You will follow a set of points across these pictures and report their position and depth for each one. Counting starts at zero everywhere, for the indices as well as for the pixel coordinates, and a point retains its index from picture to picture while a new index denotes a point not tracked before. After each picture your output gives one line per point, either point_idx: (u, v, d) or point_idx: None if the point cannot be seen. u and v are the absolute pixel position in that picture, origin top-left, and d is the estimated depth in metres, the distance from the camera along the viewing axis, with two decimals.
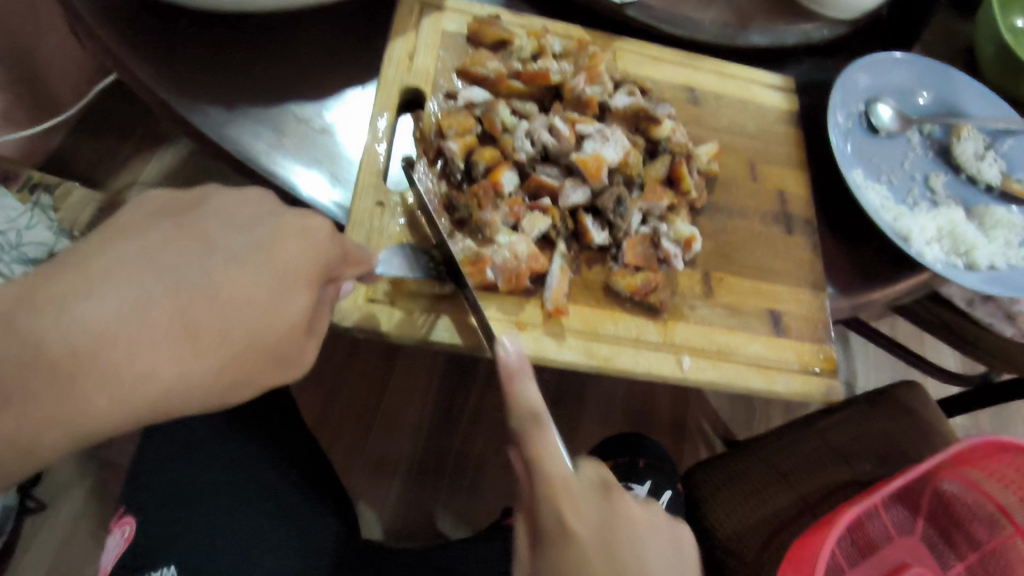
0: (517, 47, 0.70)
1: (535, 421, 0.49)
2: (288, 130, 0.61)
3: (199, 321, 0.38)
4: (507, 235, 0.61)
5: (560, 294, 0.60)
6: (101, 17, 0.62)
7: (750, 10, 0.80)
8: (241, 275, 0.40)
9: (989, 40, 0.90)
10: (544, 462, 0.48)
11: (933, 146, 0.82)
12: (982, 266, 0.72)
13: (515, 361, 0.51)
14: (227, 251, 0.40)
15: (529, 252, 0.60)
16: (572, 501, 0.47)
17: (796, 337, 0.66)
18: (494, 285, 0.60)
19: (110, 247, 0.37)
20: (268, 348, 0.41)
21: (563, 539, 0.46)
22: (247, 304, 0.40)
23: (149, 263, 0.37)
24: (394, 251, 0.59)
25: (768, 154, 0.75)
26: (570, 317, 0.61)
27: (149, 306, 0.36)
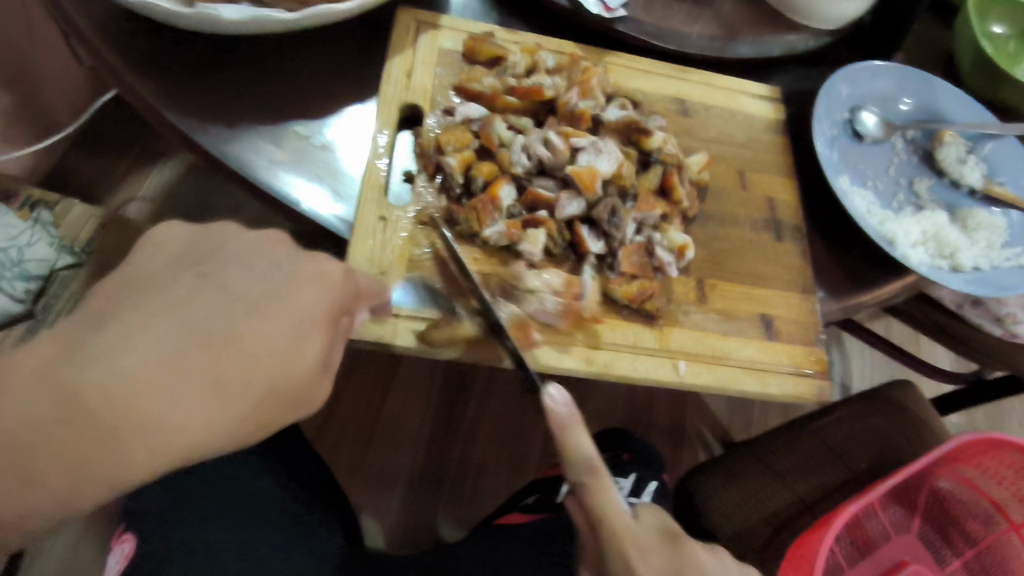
0: (511, 63, 0.72)
1: (593, 473, 0.51)
2: (291, 148, 0.63)
3: (225, 370, 0.41)
4: (537, 277, 0.63)
5: (595, 301, 0.64)
6: (108, 40, 0.64)
7: (735, 23, 0.83)
8: (265, 324, 0.43)
9: (968, 48, 0.93)
10: (604, 513, 0.51)
11: (917, 152, 0.85)
12: (967, 268, 0.75)
13: (566, 413, 0.51)
14: (249, 294, 0.44)
15: (563, 283, 0.64)
16: (637, 546, 0.51)
17: (787, 340, 0.68)
18: (541, 337, 0.63)
19: (145, 298, 0.40)
20: (286, 386, 0.44)
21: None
22: (271, 348, 0.43)
23: (177, 309, 0.40)
24: (410, 280, 0.62)
25: (757, 162, 0.77)
26: (605, 329, 0.63)
27: (184, 359, 0.39)
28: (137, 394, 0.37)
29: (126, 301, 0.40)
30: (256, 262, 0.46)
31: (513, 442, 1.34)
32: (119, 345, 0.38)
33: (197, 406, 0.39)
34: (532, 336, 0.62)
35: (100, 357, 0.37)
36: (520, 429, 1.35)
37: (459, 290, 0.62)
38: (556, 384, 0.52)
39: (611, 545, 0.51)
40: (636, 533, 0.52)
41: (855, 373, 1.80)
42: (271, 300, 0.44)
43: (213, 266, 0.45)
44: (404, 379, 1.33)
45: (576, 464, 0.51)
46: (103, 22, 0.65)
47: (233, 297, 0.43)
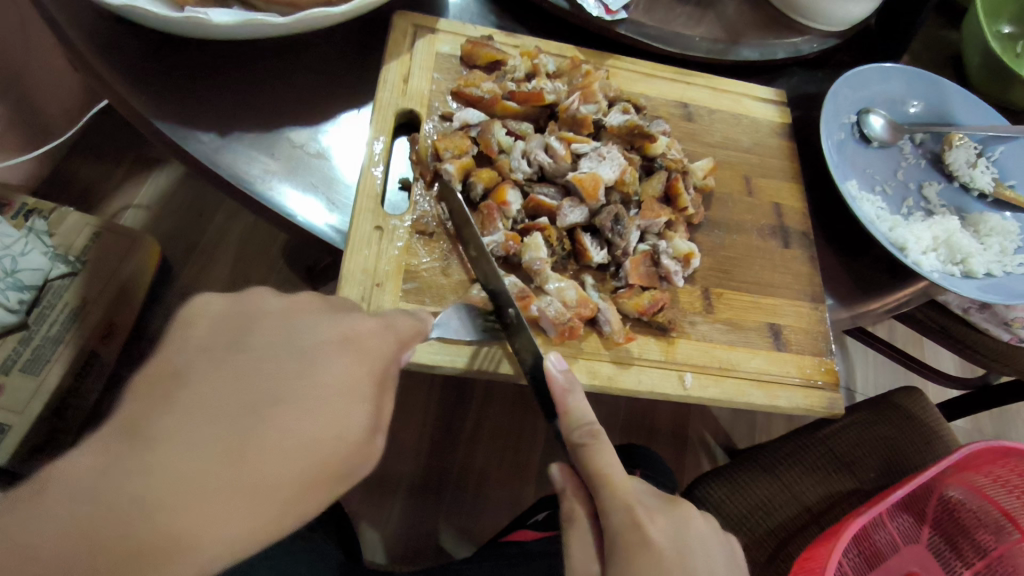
0: (510, 67, 0.70)
1: (595, 436, 0.48)
2: (284, 157, 0.61)
3: (264, 462, 0.33)
4: (556, 279, 0.60)
5: (618, 326, 0.59)
6: (96, 47, 0.63)
7: (739, 26, 0.81)
8: (294, 409, 0.36)
9: (976, 49, 0.91)
10: (602, 473, 0.47)
11: (926, 155, 0.84)
12: (978, 274, 0.73)
13: (564, 377, 0.50)
14: (280, 380, 0.37)
15: (578, 297, 0.59)
16: (646, 511, 0.47)
17: (796, 350, 0.66)
18: (547, 331, 0.59)
19: (166, 393, 0.33)
20: (333, 467, 0.36)
21: (646, 551, 0.45)
22: (308, 435, 0.35)
23: (202, 401, 0.34)
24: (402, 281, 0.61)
25: (763, 167, 0.75)
26: (635, 344, 0.61)
27: (213, 466, 0.32)
28: (157, 508, 0.30)
29: (137, 405, 0.33)
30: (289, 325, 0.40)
31: (514, 451, 1.32)
32: (126, 460, 0.30)
33: (233, 511, 0.32)
34: (532, 311, 0.58)
35: (115, 472, 0.30)
36: (521, 438, 1.33)
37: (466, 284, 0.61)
38: (555, 355, 0.52)
39: (618, 513, 0.46)
40: (641, 493, 0.48)
41: (859, 379, 1.79)
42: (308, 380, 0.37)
43: (246, 337, 0.38)
44: (404, 388, 1.32)
45: (578, 425, 0.49)
46: (90, 29, 0.64)
47: (263, 388, 0.36)
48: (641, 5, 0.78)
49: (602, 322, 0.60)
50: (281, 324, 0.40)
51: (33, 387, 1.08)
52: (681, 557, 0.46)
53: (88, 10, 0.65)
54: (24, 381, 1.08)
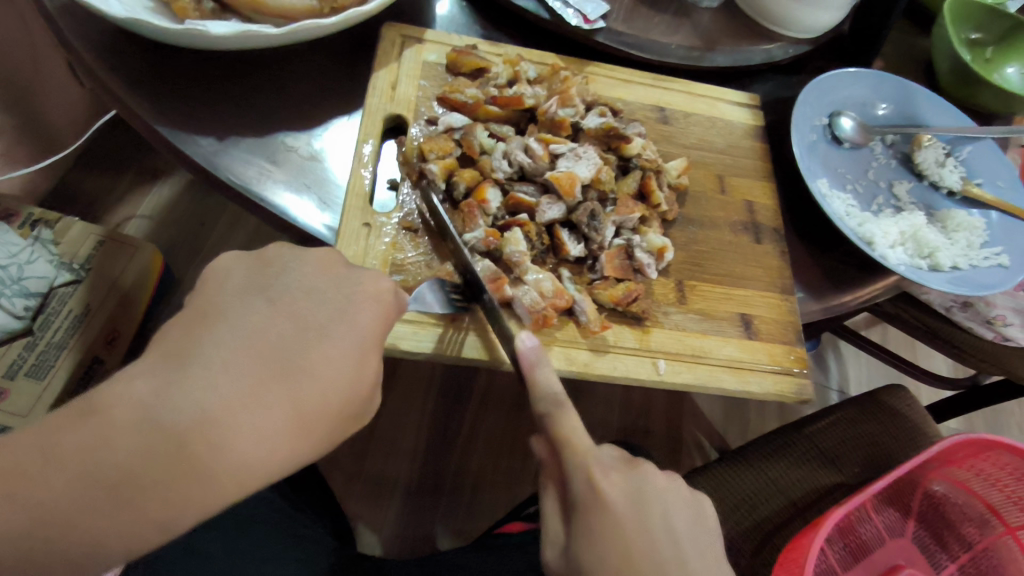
0: (493, 74, 0.74)
1: (560, 404, 0.51)
2: (281, 159, 0.65)
3: (303, 394, 0.44)
4: (534, 272, 0.63)
5: (594, 315, 0.62)
6: (103, 59, 0.67)
7: (714, 34, 0.85)
8: (314, 354, 0.46)
9: (945, 55, 0.95)
10: (568, 436, 0.50)
11: (896, 155, 0.88)
12: (945, 267, 0.76)
13: (532, 352, 0.53)
14: (315, 320, 0.47)
15: (554, 289, 0.62)
16: (603, 470, 0.49)
17: (767, 340, 0.68)
18: (522, 321, 0.62)
19: (217, 331, 0.43)
20: (347, 409, 0.47)
21: (601, 510, 0.48)
22: (341, 375, 0.46)
23: (252, 342, 0.44)
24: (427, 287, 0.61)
25: (736, 167, 0.78)
26: (611, 333, 0.64)
27: (256, 390, 0.42)
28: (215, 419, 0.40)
29: (202, 336, 0.43)
30: (304, 292, 0.49)
31: (509, 453, 1.35)
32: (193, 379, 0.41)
33: (269, 423, 0.42)
34: (505, 290, 0.61)
35: (183, 390, 0.40)
36: (515, 440, 1.36)
37: (443, 275, 0.63)
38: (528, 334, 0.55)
39: (579, 474, 0.49)
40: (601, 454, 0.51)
41: (852, 382, 1.81)
42: (329, 331, 0.47)
43: (279, 291, 0.48)
44: (400, 389, 1.35)
45: (544, 396, 0.52)
46: (98, 41, 0.68)
47: (302, 327, 0.46)
48: (620, 16, 0.82)
49: (578, 312, 0.63)
50: (309, 285, 0.49)
51: (37, 392, 1.11)
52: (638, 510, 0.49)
53: (94, 24, 0.69)
54: (27, 385, 1.11)
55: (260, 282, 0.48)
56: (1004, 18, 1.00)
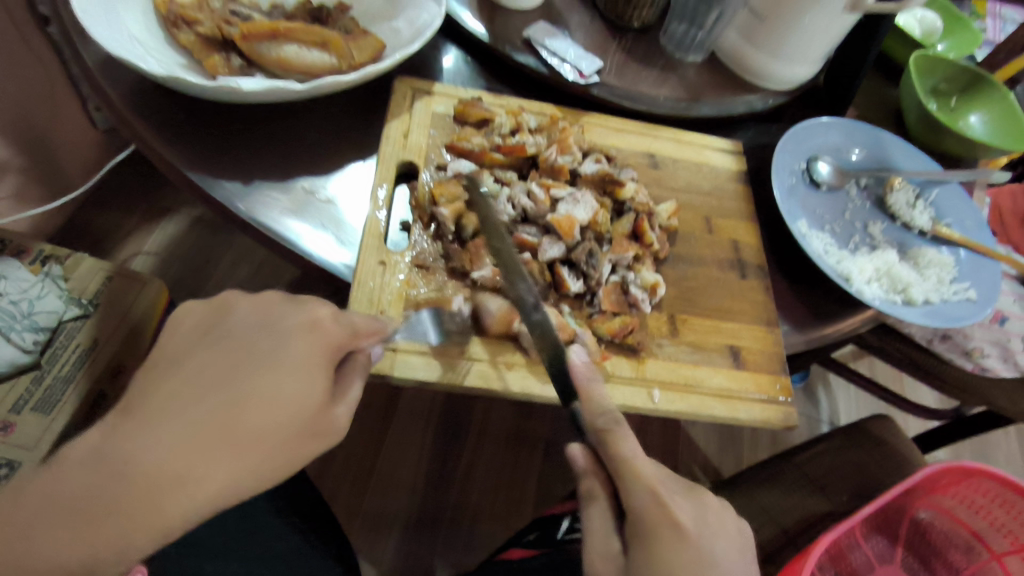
0: (497, 124, 0.80)
1: (617, 422, 0.54)
2: (299, 201, 0.71)
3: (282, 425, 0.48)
4: (539, 308, 0.67)
5: (593, 346, 0.67)
6: (138, 111, 0.72)
7: (698, 88, 0.93)
8: (318, 379, 0.50)
9: (913, 105, 1.03)
10: (626, 456, 0.52)
11: (870, 197, 0.94)
12: (918, 302, 0.81)
13: (586, 371, 0.57)
14: (319, 355, 0.51)
15: (557, 323, 0.67)
16: (669, 494, 0.52)
17: (753, 369, 0.72)
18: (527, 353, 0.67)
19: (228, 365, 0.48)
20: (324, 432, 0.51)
21: (670, 525, 0.50)
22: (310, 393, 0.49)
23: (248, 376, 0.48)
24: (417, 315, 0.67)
25: (721, 210, 0.84)
26: (610, 364, 0.68)
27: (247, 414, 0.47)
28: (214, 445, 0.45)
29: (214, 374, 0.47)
30: (320, 322, 0.53)
31: (507, 485, 1.37)
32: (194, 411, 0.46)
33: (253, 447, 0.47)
34: (512, 327, 0.67)
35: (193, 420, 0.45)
36: (512, 472, 1.39)
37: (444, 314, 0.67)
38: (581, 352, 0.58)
39: (641, 490, 0.51)
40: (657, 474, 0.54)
41: (843, 414, 1.85)
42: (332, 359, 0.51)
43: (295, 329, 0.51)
44: (400, 422, 1.38)
45: (601, 413, 0.54)
46: (135, 94, 0.73)
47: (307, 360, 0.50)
48: (612, 71, 0.90)
49: (579, 344, 0.67)
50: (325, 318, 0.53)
51: (43, 425, 1.14)
52: (700, 533, 0.52)
53: (130, 79, 0.75)
54: (34, 420, 1.13)
55: (282, 314, 0.53)
56: (964, 72, 1.09)
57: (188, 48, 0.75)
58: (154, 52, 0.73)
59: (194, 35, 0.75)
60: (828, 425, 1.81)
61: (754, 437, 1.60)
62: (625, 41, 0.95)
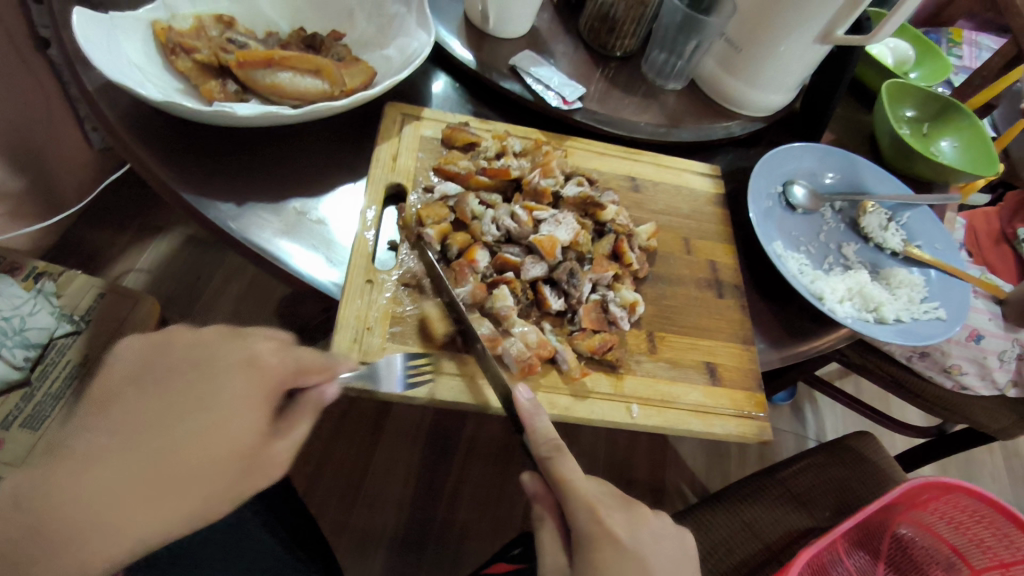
0: (483, 148, 0.83)
1: (558, 449, 0.57)
2: (290, 221, 0.73)
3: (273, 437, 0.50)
4: (520, 325, 0.70)
5: (574, 363, 0.69)
6: (135, 135, 0.75)
7: (677, 114, 0.97)
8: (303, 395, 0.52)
9: (886, 131, 1.07)
10: (565, 476, 0.55)
11: (844, 220, 0.98)
12: (889, 320, 0.84)
13: (529, 403, 0.60)
14: None
15: (538, 340, 0.69)
16: (602, 505, 0.54)
17: (729, 386, 0.75)
18: (509, 369, 0.68)
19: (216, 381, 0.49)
20: None
21: (609, 541, 0.52)
22: None
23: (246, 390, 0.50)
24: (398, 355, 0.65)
25: (700, 231, 0.87)
26: (591, 380, 0.70)
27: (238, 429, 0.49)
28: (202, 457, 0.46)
29: (199, 388, 0.49)
30: None
31: (495, 502, 1.38)
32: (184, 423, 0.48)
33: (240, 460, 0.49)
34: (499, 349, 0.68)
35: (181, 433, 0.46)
36: (500, 489, 1.40)
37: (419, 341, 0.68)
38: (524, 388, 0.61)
39: (578, 506, 0.53)
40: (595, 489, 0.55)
41: (829, 431, 1.87)
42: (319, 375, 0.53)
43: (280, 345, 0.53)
44: (389, 439, 1.40)
45: (543, 440, 0.57)
46: (133, 118, 0.76)
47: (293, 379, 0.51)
48: (594, 98, 0.94)
49: (560, 361, 0.69)
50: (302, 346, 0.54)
51: (31, 442, 1.14)
52: (639, 553, 0.53)
53: (128, 103, 0.77)
54: (23, 436, 1.14)
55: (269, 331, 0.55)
56: (934, 99, 1.14)
57: (185, 74, 0.78)
58: (152, 77, 0.76)
59: (191, 61, 0.78)
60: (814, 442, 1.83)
61: (741, 454, 1.61)
62: (607, 69, 0.99)
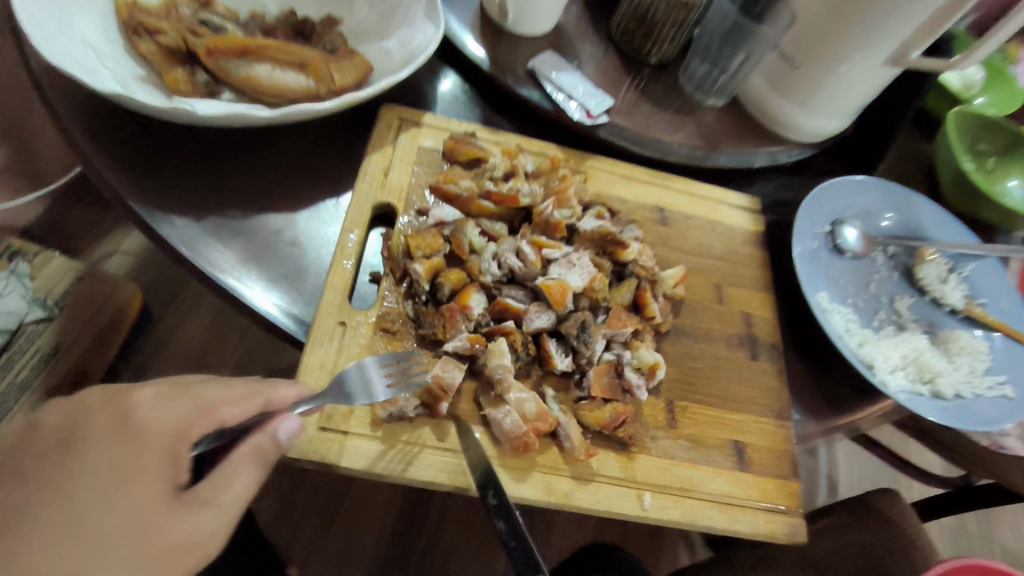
0: (490, 165, 0.71)
1: None
2: (256, 243, 0.62)
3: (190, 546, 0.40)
4: (518, 389, 0.58)
5: (578, 441, 0.58)
6: (86, 130, 0.64)
7: (716, 135, 0.84)
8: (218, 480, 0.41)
9: (949, 165, 0.94)
10: None
11: (898, 268, 0.85)
12: (947, 396, 0.72)
13: None
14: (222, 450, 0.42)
15: (537, 410, 0.58)
16: None
17: (758, 471, 0.64)
18: (500, 444, 0.57)
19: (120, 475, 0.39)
20: None
21: None
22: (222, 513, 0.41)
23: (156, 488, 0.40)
24: (364, 361, 0.54)
25: (735, 276, 0.75)
26: (600, 460, 0.59)
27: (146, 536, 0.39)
28: None
29: None
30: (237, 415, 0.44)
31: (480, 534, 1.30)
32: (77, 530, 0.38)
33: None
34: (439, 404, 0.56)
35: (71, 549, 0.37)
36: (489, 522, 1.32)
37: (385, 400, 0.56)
38: None
39: None
40: None
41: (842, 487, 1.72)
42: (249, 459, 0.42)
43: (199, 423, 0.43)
44: None
45: None
46: (84, 109, 0.65)
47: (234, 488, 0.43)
48: (622, 111, 0.81)
49: (562, 436, 0.58)
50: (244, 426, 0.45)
51: None
52: None
53: (81, 92, 0.66)
54: None
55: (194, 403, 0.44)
56: (1004, 131, 1.00)
57: (147, 58, 0.66)
58: (109, 61, 0.64)
59: (154, 43, 0.66)
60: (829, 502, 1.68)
61: None
62: (640, 77, 0.86)
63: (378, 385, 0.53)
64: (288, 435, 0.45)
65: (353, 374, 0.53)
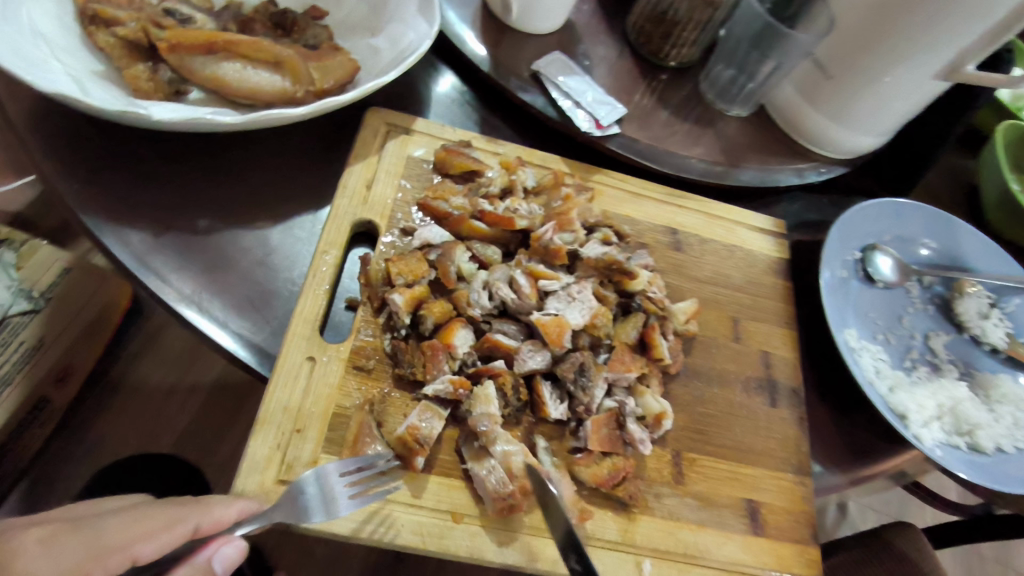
0: (485, 180, 0.64)
1: None
2: (219, 265, 0.55)
3: None
4: (504, 440, 0.51)
5: (571, 502, 0.51)
6: (37, 132, 0.58)
7: (738, 149, 0.76)
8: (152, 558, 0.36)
9: (994, 183, 0.85)
10: None
11: (933, 301, 0.77)
12: (987, 451, 0.64)
13: None
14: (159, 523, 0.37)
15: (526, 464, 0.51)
16: None
17: (773, 535, 0.57)
18: (482, 503, 0.51)
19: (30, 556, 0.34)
20: None
21: None
22: None
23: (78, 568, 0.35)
24: (325, 467, 0.47)
25: (754, 309, 0.68)
26: (596, 522, 0.52)
27: None
28: None
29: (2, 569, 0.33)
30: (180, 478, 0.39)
31: None
32: None
33: None
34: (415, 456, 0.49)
35: None
36: None
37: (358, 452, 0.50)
38: None
39: None
40: None
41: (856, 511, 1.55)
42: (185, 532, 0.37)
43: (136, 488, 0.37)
44: None
45: None
46: (38, 109, 0.59)
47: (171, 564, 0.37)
48: (635, 120, 0.74)
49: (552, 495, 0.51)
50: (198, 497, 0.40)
51: None
52: None
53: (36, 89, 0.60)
54: None
55: None
56: None
57: (107, 51, 0.59)
58: (63, 54, 0.57)
59: (114, 36, 0.59)
60: (841, 529, 1.50)
61: None
62: (656, 82, 0.78)
63: (339, 498, 0.47)
64: (224, 564, 0.40)
65: (310, 485, 0.46)
